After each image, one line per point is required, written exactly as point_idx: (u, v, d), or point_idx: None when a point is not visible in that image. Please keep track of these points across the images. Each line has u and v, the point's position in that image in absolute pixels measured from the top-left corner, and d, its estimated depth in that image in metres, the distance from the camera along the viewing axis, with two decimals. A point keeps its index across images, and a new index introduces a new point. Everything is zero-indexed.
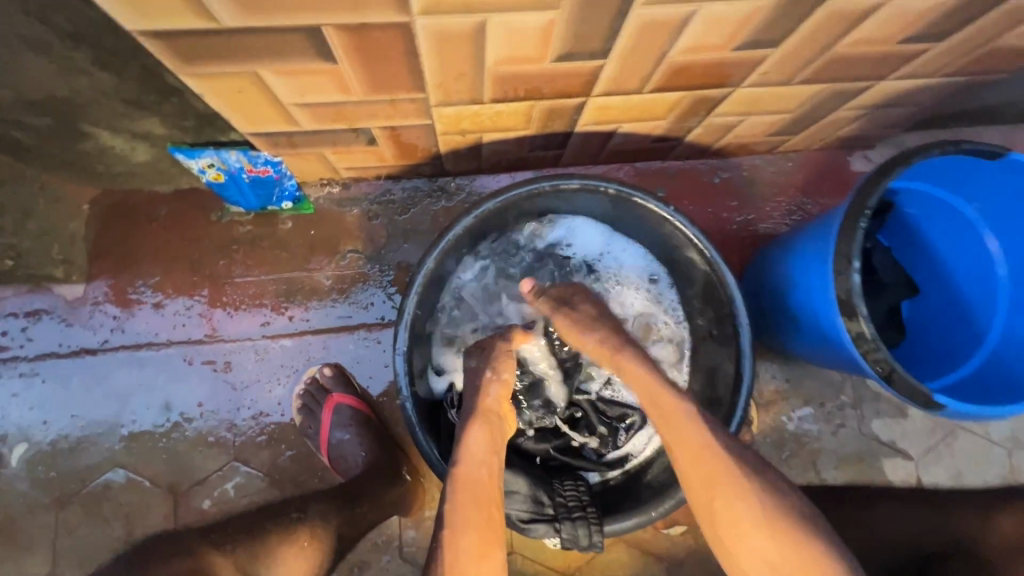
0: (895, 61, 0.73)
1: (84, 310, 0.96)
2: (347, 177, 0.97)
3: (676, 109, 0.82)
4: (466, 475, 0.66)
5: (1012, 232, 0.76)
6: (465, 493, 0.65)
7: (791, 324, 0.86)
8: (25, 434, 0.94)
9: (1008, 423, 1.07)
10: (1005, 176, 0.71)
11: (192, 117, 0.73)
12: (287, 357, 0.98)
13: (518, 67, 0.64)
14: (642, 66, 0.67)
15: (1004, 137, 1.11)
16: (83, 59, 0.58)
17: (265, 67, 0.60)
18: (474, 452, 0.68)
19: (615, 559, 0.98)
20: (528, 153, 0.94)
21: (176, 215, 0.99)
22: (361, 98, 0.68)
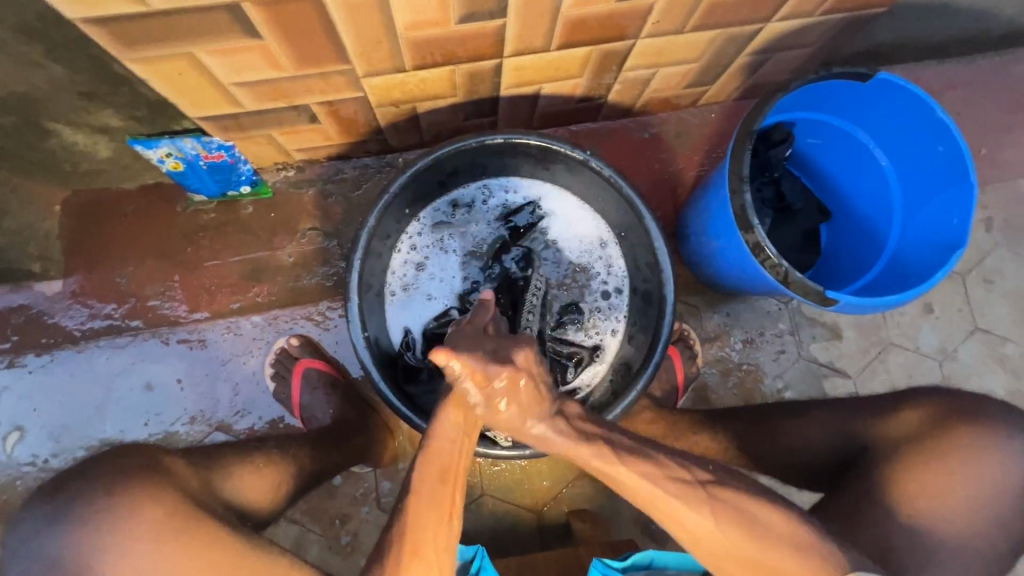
0: (772, 3, 0.81)
1: (65, 304, 1.03)
2: (300, 159, 1.05)
3: (588, 65, 0.90)
4: (435, 455, 0.63)
5: (896, 148, 0.85)
6: (433, 468, 0.63)
7: (715, 254, 0.94)
8: (17, 424, 1.01)
9: (937, 336, 1.15)
10: (877, 95, 0.79)
11: (144, 107, 0.81)
12: (258, 331, 1.05)
13: (428, 31, 0.72)
14: (541, 22, 0.75)
15: (910, 74, 1.20)
16: (36, 53, 0.66)
17: (199, 47, 0.67)
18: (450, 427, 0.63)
19: (580, 493, 1.05)
20: (464, 122, 1.02)
21: (143, 209, 1.06)
22: (293, 73, 0.76)
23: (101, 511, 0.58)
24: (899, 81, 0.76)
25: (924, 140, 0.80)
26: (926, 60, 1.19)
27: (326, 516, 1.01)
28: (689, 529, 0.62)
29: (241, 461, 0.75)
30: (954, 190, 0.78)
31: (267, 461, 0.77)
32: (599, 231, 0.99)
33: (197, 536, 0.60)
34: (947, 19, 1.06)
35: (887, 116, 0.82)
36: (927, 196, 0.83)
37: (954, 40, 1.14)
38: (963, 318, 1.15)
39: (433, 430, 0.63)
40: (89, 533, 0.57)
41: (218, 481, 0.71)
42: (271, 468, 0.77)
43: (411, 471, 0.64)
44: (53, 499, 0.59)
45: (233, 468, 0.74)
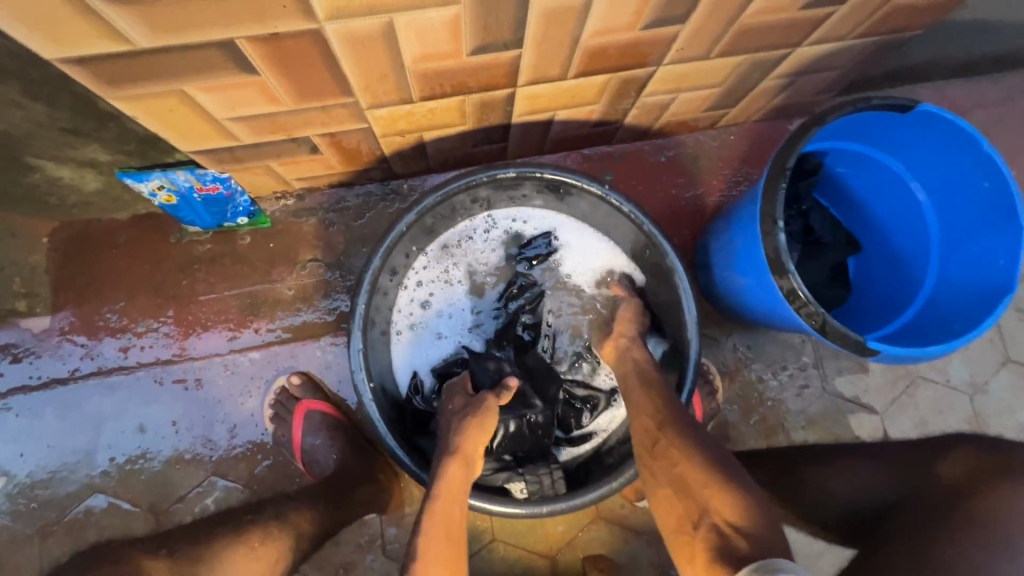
0: (805, 28, 0.76)
1: (52, 341, 0.97)
2: (299, 187, 1.00)
3: (605, 91, 0.85)
4: (442, 513, 0.66)
5: (935, 181, 0.79)
6: (438, 528, 0.65)
7: (740, 290, 0.89)
8: (3, 469, 0.96)
9: (967, 368, 1.09)
10: (917, 127, 0.74)
11: (133, 141, 0.76)
12: (256, 369, 1.00)
13: (438, 63, 0.67)
14: (559, 52, 0.70)
15: (937, 93, 1.14)
16: (12, 92, 0.61)
17: (190, 85, 0.62)
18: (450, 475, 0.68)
19: (595, 538, 1.00)
20: (473, 149, 0.96)
21: (135, 241, 1.00)
22: (292, 108, 0.71)
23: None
24: (943, 115, 0.70)
25: (966, 176, 0.75)
26: (954, 78, 1.14)
27: (328, 565, 0.96)
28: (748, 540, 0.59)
29: (235, 543, 0.72)
30: (1001, 230, 0.73)
31: (264, 539, 0.74)
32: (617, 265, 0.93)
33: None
34: (981, 38, 1.00)
35: (927, 149, 0.77)
36: (969, 235, 0.78)
37: (986, 58, 1.09)
38: (994, 349, 1.10)
39: (438, 488, 0.67)
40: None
41: (210, 570, 0.68)
42: (268, 545, 0.73)
43: (416, 535, 0.65)
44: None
45: (226, 552, 0.70)
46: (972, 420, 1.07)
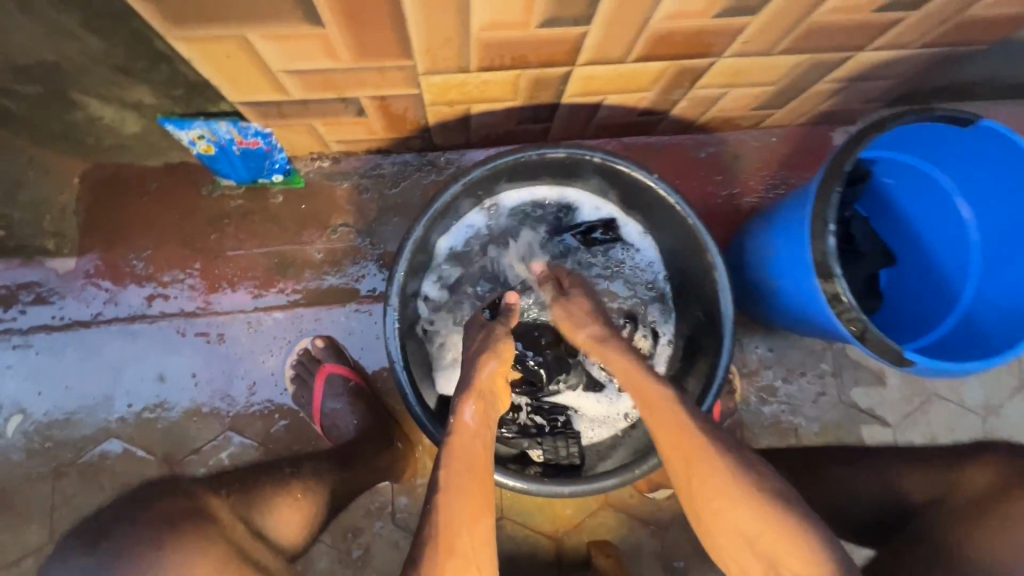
0: (873, 31, 0.75)
1: (77, 284, 0.97)
2: (337, 150, 0.98)
3: (660, 79, 0.84)
4: (462, 445, 0.67)
5: (984, 199, 0.79)
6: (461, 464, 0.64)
7: (773, 292, 0.88)
8: (20, 407, 0.95)
9: (983, 390, 1.10)
10: (976, 142, 0.73)
11: (182, 86, 0.74)
12: (280, 329, 1.00)
13: (504, 33, 0.66)
14: (626, 33, 0.69)
15: (984, 112, 1.13)
16: (71, 22, 0.59)
17: (254, 32, 0.61)
18: (465, 427, 0.69)
19: (602, 524, 1.01)
20: (516, 127, 0.95)
21: (167, 190, 0.99)
22: (350, 66, 0.70)
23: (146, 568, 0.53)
24: (1005, 133, 0.70)
25: (1019, 196, 0.74)
26: (1003, 99, 1.12)
27: (337, 529, 0.97)
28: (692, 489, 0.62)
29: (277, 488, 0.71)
30: None
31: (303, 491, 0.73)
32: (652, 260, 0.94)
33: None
34: None
35: (982, 164, 0.76)
36: (1009, 258, 0.78)
37: None
38: (1010, 373, 1.11)
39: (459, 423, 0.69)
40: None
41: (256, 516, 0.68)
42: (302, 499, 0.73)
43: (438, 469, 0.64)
44: (98, 550, 0.54)
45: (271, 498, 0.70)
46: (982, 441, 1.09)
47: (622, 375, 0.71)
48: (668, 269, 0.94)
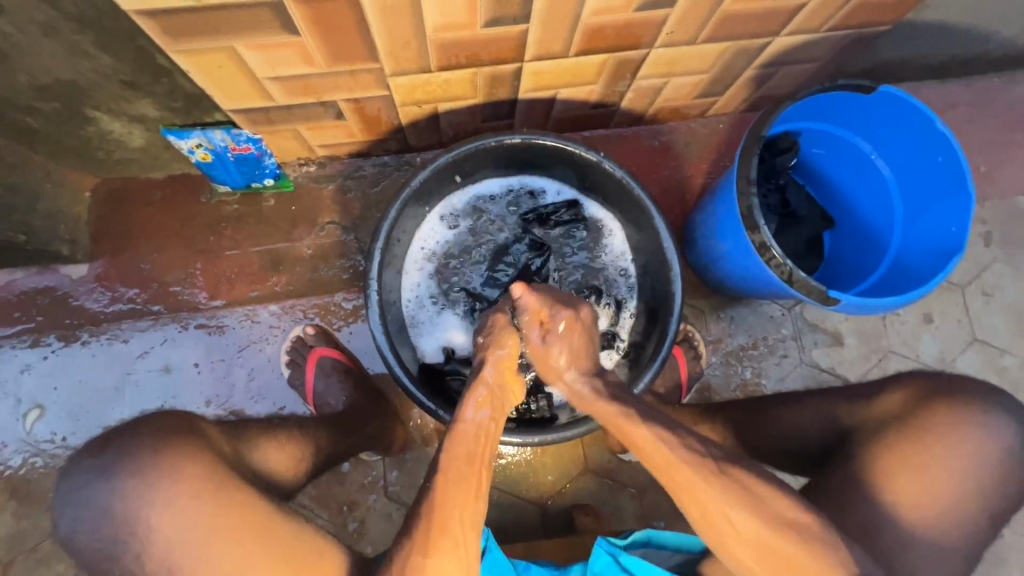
0: (781, 17, 0.86)
1: (89, 287, 1.06)
2: (322, 155, 1.09)
3: (603, 72, 0.94)
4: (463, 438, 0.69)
5: (898, 158, 0.88)
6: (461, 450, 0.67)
7: (720, 255, 0.97)
8: (37, 402, 1.03)
9: (936, 346, 1.17)
10: (882, 106, 0.83)
11: (181, 98, 0.85)
12: (275, 319, 1.08)
13: (455, 33, 0.76)
14: (562, 29, 0.80)
15: (912, 92, 1.24)
16: (86, 42, 0.70)
17: (240, 42, 0.71)
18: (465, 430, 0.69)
19: (584, 489, 1.07)
20: (481, 124, 1.06)
21: (170, 198, 1.09)
22: (325, 70, 0.80)
23: (147, 470, 0.62)
24: (900, 94, 0.79)
25: (925, 151, 0.84)
26: (927, 79, 1.23)
27: (333, 504, 1.03)
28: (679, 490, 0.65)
29: (267, 433, 0.79)
30: (952, 198, 0.82)
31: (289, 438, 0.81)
32: (611, 236, 1.02)
33: (234, 500, 0.63)
34: (948, 40, 1.10)
35: (891, 126, 0.85)
36: (925, 207, 0.87)
37: (954, 61, 1.18)
38: (961, 329, 1.18)
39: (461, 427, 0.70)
40: (138, 485, 0.61)
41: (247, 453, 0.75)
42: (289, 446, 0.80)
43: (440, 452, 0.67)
44: (107, 451, 0.63)
45: (259, 441, 0.78)
46: None
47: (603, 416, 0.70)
48: (626, 242, 1.02)
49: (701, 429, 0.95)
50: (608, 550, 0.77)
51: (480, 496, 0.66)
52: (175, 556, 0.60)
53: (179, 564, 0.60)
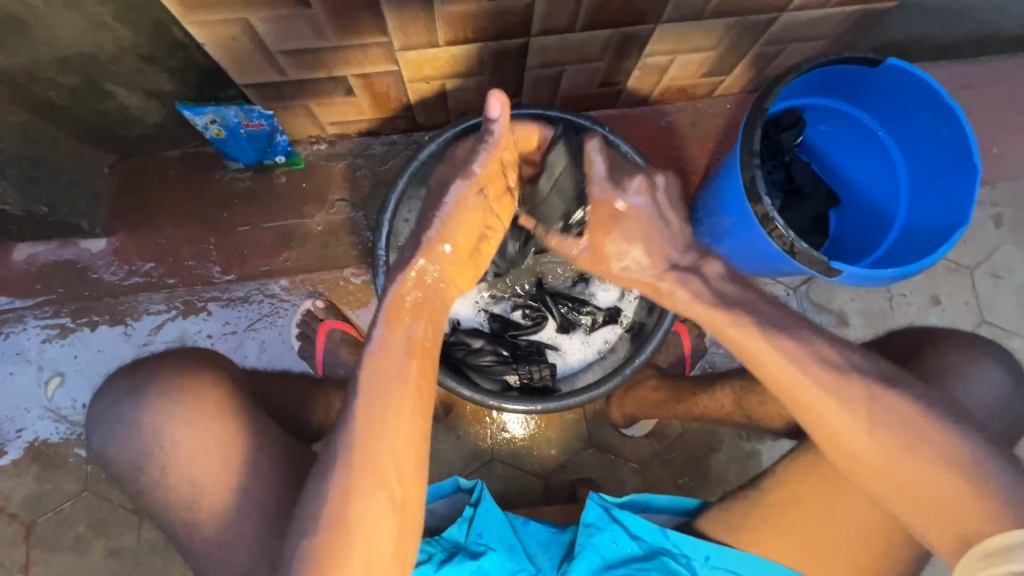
0: None
1: (107, 260, 1.09)
2: (332, 133, 1.11)
3: (609, 48, 0.95)
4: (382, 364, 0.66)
5: (904, 132, 0.88)
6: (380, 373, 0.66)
7: (724, 231, 0.98)
8: (57, 371, 1.07)
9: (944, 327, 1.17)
10: (888, 80, 0.83)
11: (196, 72, 0.87)
12: (285, 294, 1.11)
13: (462, 6, 0.78)
14: (568, 2, 0.81)
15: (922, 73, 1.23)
16: (106, 14, 0.72)
17: (254, 14, 0.73)
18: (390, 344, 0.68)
19: (587, 463, 1.08)
20: (489, 102, 1.07)
21: (184, 175, 1.12)
22: (336, 44, 0.82)
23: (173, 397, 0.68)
24: (910, 69, 0.79)
25: (931, 124, 0.84)
26: (938, 60, 1.22)
27: None
28: (795, 400, 0.70)
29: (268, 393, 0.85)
30: (958, 172, 0.82)
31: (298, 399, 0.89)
32: None
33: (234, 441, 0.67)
34: (959, 19, 1.09)
35: (897, 100, 0.85)
36: (931, 179, 0.87)
37: (967, 40, 1.17)
38: (969, 310, 1.18)
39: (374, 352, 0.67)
40: None
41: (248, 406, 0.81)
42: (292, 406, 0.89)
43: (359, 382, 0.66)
44: (119, 389, 0.70)
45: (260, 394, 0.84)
46: None
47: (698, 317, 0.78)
48: None
49: (704, 399, 0.95)
50: (600, 504, 0.79)
51: (414, 416, 0.66)
52: (179, 488, 0.65)
53: (183, 495, 0.65)
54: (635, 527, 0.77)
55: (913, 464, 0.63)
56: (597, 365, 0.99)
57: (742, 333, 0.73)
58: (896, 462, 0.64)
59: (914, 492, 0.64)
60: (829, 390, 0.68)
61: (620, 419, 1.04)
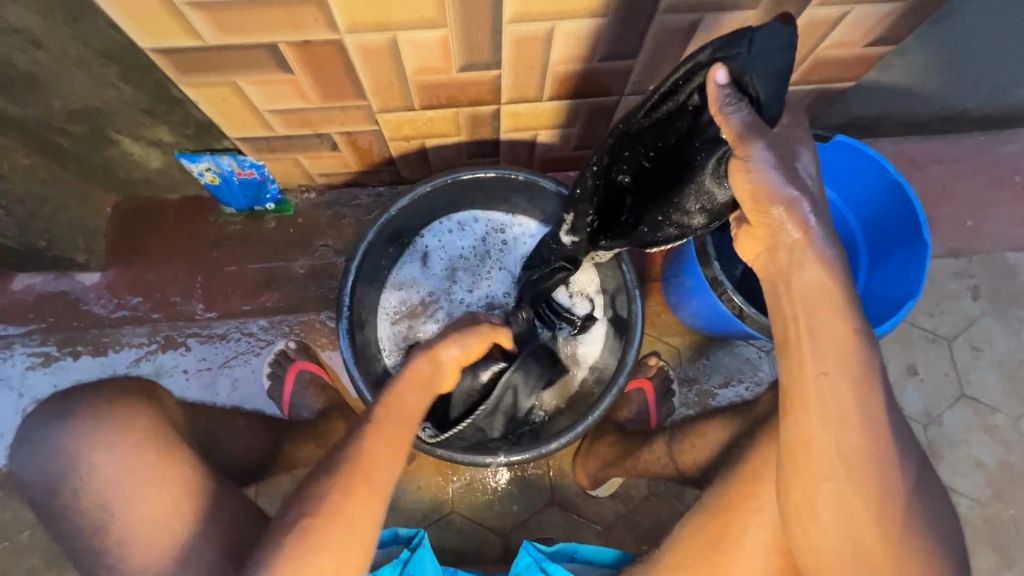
0: None
1: (99, 292, 1.15)
2: (321, 183, 1.18)
3: (578, 116, 1.01)
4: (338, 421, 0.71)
5: (862, 206, 0.92)
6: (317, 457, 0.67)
7: (686, 292, 1.00)
8: (36, 397, 1.10)
9: (921, 398, 1.15)
10: (841, 156, 0.89)
11: (193, 126, 0.95)
12: (262, 333, 1.15)
13: (433, 77, 0.85)
14: (533, 75, 0.87)
15: (896, 148, 1.26)
16: (111, 74, 0.81)
17: (241, 77, 0.81)
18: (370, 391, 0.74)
19: (548, 522, 1.06)
20: (467, 161, 1.13)
21: (181, 217, 1.19)
22: (319, 105, 0.89)
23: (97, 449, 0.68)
24: (857, 144, 0.84)
25: (885, 199, 0.87)
26: (911, 135, 1.26)
27: None
28: (803, 448, 0.56)
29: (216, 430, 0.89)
30: (910, 248, 0.84)
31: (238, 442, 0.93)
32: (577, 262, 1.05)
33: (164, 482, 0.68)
34: (925, 99, 1.13)
35: (851, 174, 0.90)
36: (889, 250, 0.89)
37: (934, 119, 1.21)
38: (948, 382, 1.16)
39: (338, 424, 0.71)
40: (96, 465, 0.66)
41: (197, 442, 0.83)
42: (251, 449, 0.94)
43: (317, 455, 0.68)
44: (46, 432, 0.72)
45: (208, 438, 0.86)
46: (926, 448, 1.12)
47: (818, 292, 0.54)
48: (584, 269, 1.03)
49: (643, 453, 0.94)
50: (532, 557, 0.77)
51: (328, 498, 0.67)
52: (98, 527, 0.66)
53: (101, 534, 0.66)
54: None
55: (880, 564, 0.57)
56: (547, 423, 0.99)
57: (814, 300, 0.54)
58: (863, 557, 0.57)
59: (841, 564, 0.58)
60: (847, 428, 0.54)
61: (585, 480, 1.03)
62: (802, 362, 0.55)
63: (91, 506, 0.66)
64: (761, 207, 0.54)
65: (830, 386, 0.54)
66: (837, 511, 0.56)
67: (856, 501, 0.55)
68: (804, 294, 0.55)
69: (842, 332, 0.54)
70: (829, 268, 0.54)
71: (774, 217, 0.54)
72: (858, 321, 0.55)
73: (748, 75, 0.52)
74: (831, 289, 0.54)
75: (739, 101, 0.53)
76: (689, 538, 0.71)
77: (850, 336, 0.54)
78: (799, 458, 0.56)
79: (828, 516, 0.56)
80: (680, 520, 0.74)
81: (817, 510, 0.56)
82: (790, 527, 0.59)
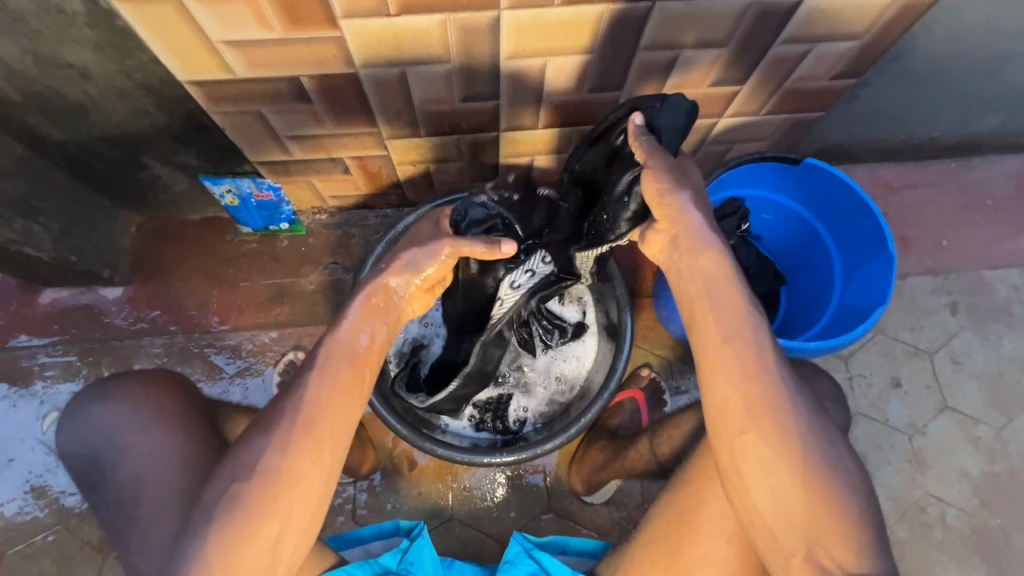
0: (719, 102, 1.00)
1: (120, 306, 1.21)
2: (332, 205, 1.26)
3: (570, 143, 1.09)
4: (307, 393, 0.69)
5: (833, 222, 0.99)
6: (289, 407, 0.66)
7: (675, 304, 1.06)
8: (55, 405, 1.15)
9: (906, 409, 1.19)
10: (812, 177, 0.96)
11: (218, 151, 1.04)
12: (273, 346, 1.21)
13: (438, 106, 0.93)
14: (528, 105, 0.96)
15: (871, 173, 1.35)
16: (149, 103, 0.90)
17: (265, 106, 0.90)
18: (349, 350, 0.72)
19: (545, 529, 1.08)
20: (469, 184, 1.21)
21: (200, 236, 1.27)
22: (333, 131, 0.98)
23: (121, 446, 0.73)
24: (822, 167, 0.93)
25: (854, 216, 0.94)
26: (885, 161, 1.35)
27: None
28: (718, 408, 0.63)
29: None
30: (877, 260, 0.91)
31: None
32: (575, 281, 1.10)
33: None
34: (892, 128, 1.22)
35: (823, 194, 0.97)
36: (860, 265, 0.95)
37: (905, 146, 1.30)
38: (931, 395, 1.20)
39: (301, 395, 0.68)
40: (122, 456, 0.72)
41: None
42: None
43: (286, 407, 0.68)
44: None
45: None
46: (913, 459, 1.16)
47: (712, 269, 0.68)
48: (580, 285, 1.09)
49: (632, 455, 0.98)
50: (524, 547, 0.79)
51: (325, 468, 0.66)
52: (119, 515, 0.71)
53: (121, 521, 0.70)
54: (552, 567, 0.76)
55: (818, 523, 0.58)
56: (538, 426, 1.05)
57: (706, 276, 0.68)
58: (813, 519, 0.58)
59: (782, 526, 0.59)
60: (754, 385, 0.61)
61: (579, 486, 1.07)
62: (704, 330, 0.66)
63: (115, 494, 0.71)
64: (660, 203, 0.72)
65: (725, 347, 0.64)
66: (763, 471, 0.60)
67: (775, 459, 0.59)
68: (703, 270, 0.69)
69: (731, 299, 0.66)
70: (719, 253, 0.69)
71: (673, 207, 0.71)
72: (741, 288, 0.67)
73: (658, 119, 0.74)
74: (722, 266, 0.68)
75: (643, 131, 0.75)
76: (663, 525, 0.75)
77: (737, 303, 0.66)
78: (712, 417, 0.64)
79: (760, 483, 0.60)
80: (655, 511, 0.78)
81: (744, 472, 0.61)
82: (742, 510, 0.62)
